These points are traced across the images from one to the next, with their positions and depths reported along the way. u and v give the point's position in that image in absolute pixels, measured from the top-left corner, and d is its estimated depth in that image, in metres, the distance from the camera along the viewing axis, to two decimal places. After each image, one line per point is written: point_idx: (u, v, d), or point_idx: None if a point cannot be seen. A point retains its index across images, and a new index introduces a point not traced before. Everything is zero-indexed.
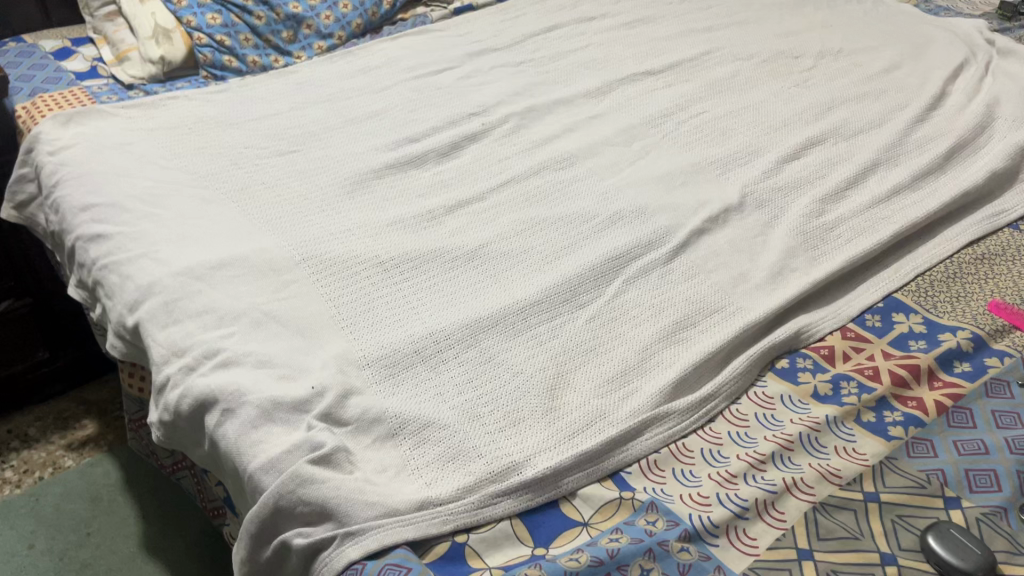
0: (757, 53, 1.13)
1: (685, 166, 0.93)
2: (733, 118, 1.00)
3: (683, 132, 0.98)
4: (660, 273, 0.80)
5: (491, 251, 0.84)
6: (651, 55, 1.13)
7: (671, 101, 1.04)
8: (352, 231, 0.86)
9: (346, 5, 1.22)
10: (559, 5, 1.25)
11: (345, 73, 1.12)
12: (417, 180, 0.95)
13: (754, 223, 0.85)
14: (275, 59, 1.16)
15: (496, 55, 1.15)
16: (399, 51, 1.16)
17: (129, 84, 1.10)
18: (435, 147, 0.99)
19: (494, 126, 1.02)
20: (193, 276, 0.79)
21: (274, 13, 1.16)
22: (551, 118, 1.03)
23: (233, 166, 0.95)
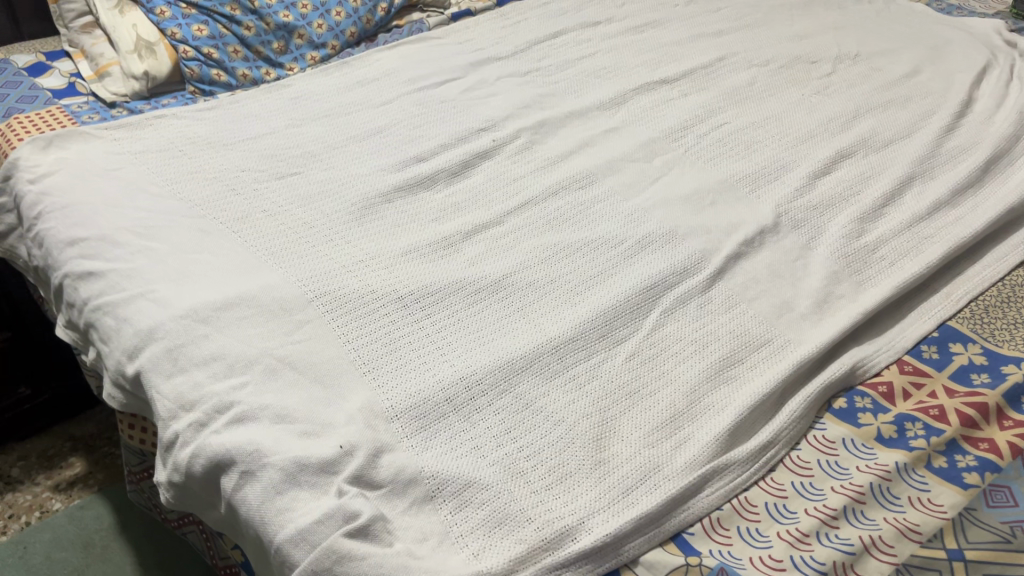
0: (773, 58, 1.08)
1: (712, 183, 0.88)
2: (756, 130, 0.96)
3: (706, 146, 0.93)
4: (698, 303, 0.75)
5: (516, 281, 0.78)
6: (663, 63, 1.08)
7: (690, 112, 0.99)
8: (365, 262, 0.81)
9: (340, 12, 1.15)
10: (561, 9, 1.20)
11: (342, 87, 1.06)
12: (428, 203, 0.90)
13: (792, 246, 0.80)
14: (266, 72, 1.10)
15: (501, 64, 1.09)
16: (397, 61, 1.10)
17: (111, 101, 1.03)
18: (445, 166, 0.93)
19: (505, 142, 0.96)
20: (198, 320, 0.73)
21: (264, 23, 1.10)
22: (565, 133, 0.98)
23: (230, 192, 0.89)
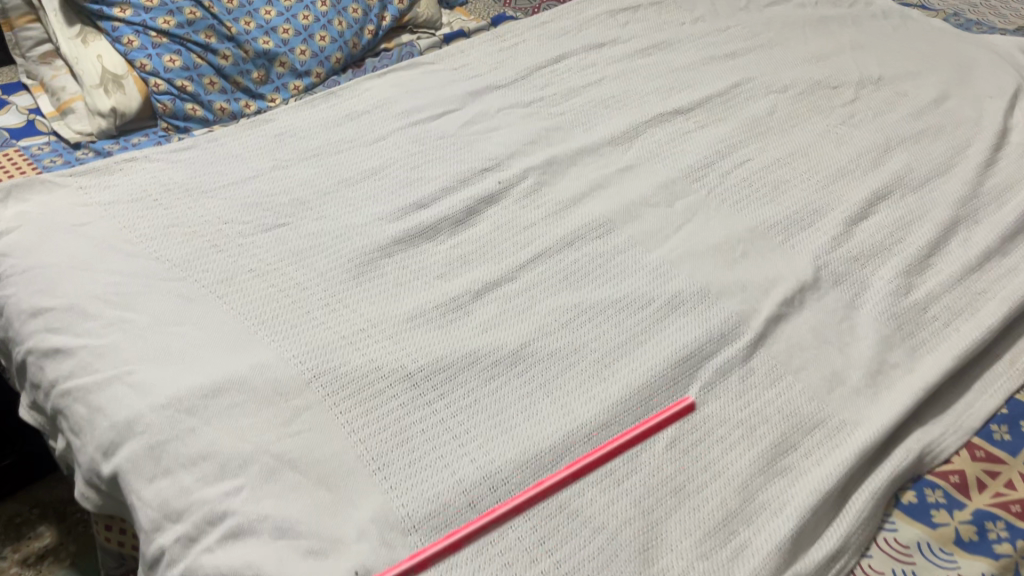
0: (792, 84, 1.01)
1: (742, 231, 0.81)
2: (782, 168, 0.89)
3: (731, 188, 0.86)
4: (740, 375, 0.68)
5: (537, 351, 0.71)
6: (675, 90, 1.01)
7: (710, 147, 0.92)
8: (366, 330, 0.73)
9: (324, 36, 1.06)
10: (560, 30, 1.12)
11: (330, 122, 0.98)
12: (431, 256, 0.82)
13: (836, 304, 0.73)
14: (246, 104, 1.01)
15: (501, 94, 1.01)
16: (388, 91, 1.02)
17: (75, 141, 0.94)
18: (448, 213, 0.85)
19: (511, 185, 0.89)
20: (183, 410, 0.64)
21: (242, 51, 1.01)
22: (575, 172, 0.90)
23: (213, 249, 0.81)
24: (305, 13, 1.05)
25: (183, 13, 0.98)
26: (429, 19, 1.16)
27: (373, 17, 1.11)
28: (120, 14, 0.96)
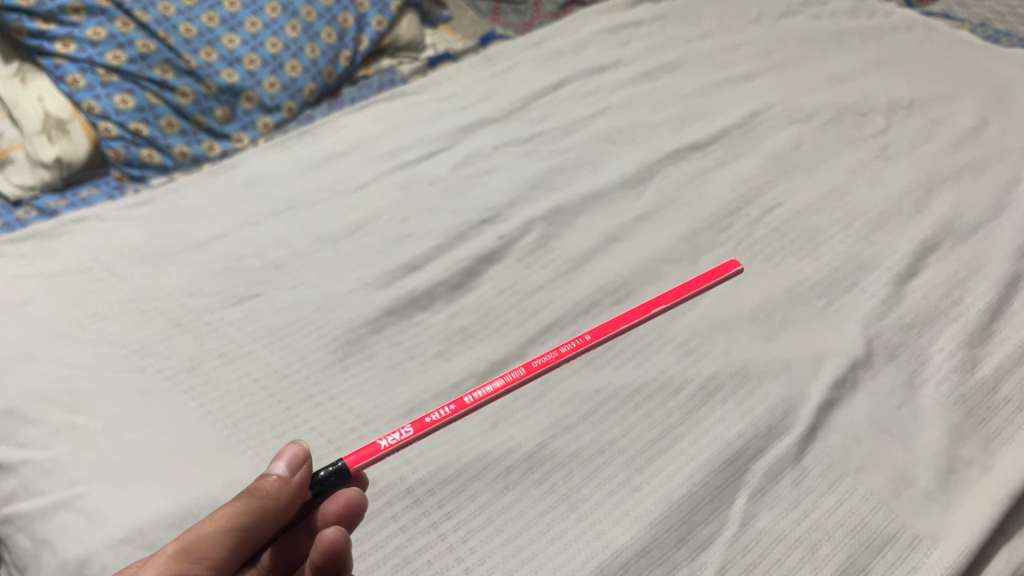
0: (816, 111, 0.92)
1: (778, 293, 0.72)
2: (815, 214, 0.80)
3: (761, 239, 0.77)
4: (792, 477, 0.59)
5: (556, 452, 0.61)
6: (688, 120, 0.92)
7: (732, 190, 0.82)
8: (356, 431, 0.63)
9: (295, 66, 0.95)
10: (556, 51, 1.02)
11: (304, 166, 0.87)
12: (428, 330, 0.72)
13: (894, 384, 0.64)
14: (209, 146, 0.90)
15: (496, 129, 0.91)
16: (369, 127, 0.92)
17: (15, 199, 0.83)
18: (444, 276, 0.75)
19: (514, 239, 0.79)
20: (145, 544, 0.55)
21: (203, 86, 0.90)
22: (585, 222, 0.81)
23: (177, 328, 0.70)
24: (273, 40, 0.94)
25: (135, 46, 0.87)
26: (411, 41, 1.05)
27: (349, 41, 0.99)
28: (62, 50, 0.85)
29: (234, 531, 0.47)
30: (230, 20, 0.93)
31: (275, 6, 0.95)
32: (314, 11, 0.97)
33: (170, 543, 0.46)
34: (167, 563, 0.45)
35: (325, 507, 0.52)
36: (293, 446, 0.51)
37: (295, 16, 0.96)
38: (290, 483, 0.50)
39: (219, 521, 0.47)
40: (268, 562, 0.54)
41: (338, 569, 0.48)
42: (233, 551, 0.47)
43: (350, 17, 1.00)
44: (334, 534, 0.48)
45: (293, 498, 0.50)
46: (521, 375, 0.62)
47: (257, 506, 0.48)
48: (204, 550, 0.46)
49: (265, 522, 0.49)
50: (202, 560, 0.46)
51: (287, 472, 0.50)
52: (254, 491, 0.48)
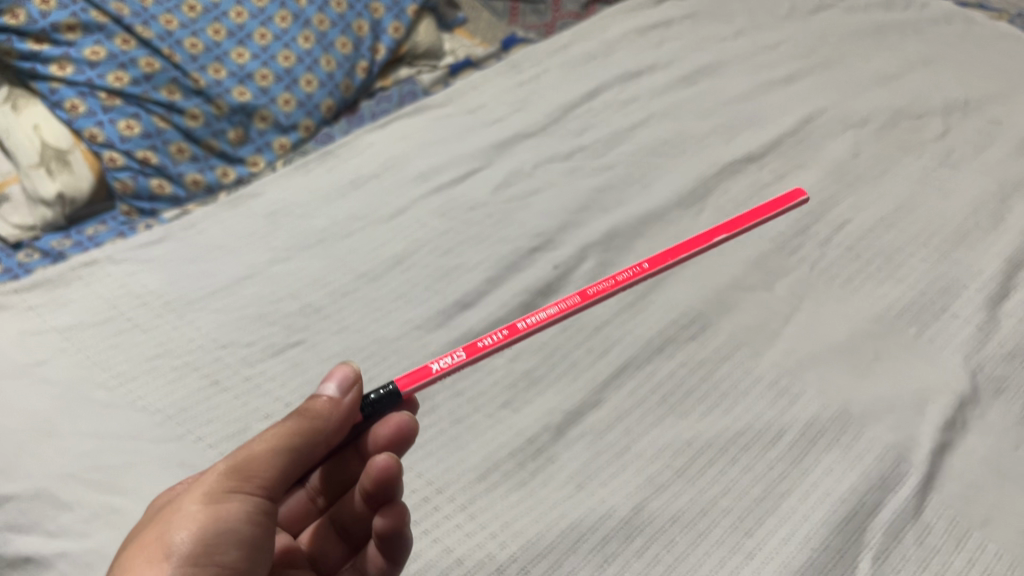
0: (870, 115, 0.87)
1: (865, 323, 0.67)
2: (888, 231, 0.75)
3: (835, 261, 0.72)
4: (916, 534, 0.54)
5: (655, 516, 0.56)
6: (737, 129, 0.86)
7: (797, 207, 0.77)
8: (430, 500, 0.57)
9: (311, 80, 0.88)
10: (585, 56, 0.96)
11: (331, 192, 0.80)
12: (491, 375, 0.66)
13: (1006, 423, 0.60)
14: (223, 172, 0.83)
15: (534, 144, 0.85)
16: (397, 147, 0.85)
17: (15, 240, 0.75)
18: (501, 314, 0.69)
19: (571, 269, 0.73)
20: None
21: (213, 106, 0.82)
22: (643, 247, 0.75)
23: (215, 386, 0.64)
24: (285, 52, 0.87)
25: (138, 65, 0.79)
26: (431, 48, 0.97)
27: (366, 50, 0.92)
28: (58, 72, 0.77)
29: (285, 453, 0.47)
30: (238, 32, 0.85)
31: (285, 14, 0.87)
32: (327, 20, 0.90)
33: (223, 460, 0.47)
34: (218, 484, 0.45)
35: (375, 431, 0.54)
36: (343, 366, 0.51)
37: (307, 25, 0.88)
38: (341, 405, 0.50)
39: (269, 442, 0.47)
40: (317, 484, 0.60)
41: (388, 495, 0.51)
42: (285, 471, 0.48)
43: (365, 25, 0.92)
44: (386, 460, 0.50)
45: (345, 419, 0.50)
46: (572, 304, 0.57)
47: (308, 428, 0.48)
48: (254, 472, 0.46)
49: (315, 444, 0.49)
50: (252, 482, 0.46)
51: (337, 393, 0.50)
52: (304, 411, 0.49)
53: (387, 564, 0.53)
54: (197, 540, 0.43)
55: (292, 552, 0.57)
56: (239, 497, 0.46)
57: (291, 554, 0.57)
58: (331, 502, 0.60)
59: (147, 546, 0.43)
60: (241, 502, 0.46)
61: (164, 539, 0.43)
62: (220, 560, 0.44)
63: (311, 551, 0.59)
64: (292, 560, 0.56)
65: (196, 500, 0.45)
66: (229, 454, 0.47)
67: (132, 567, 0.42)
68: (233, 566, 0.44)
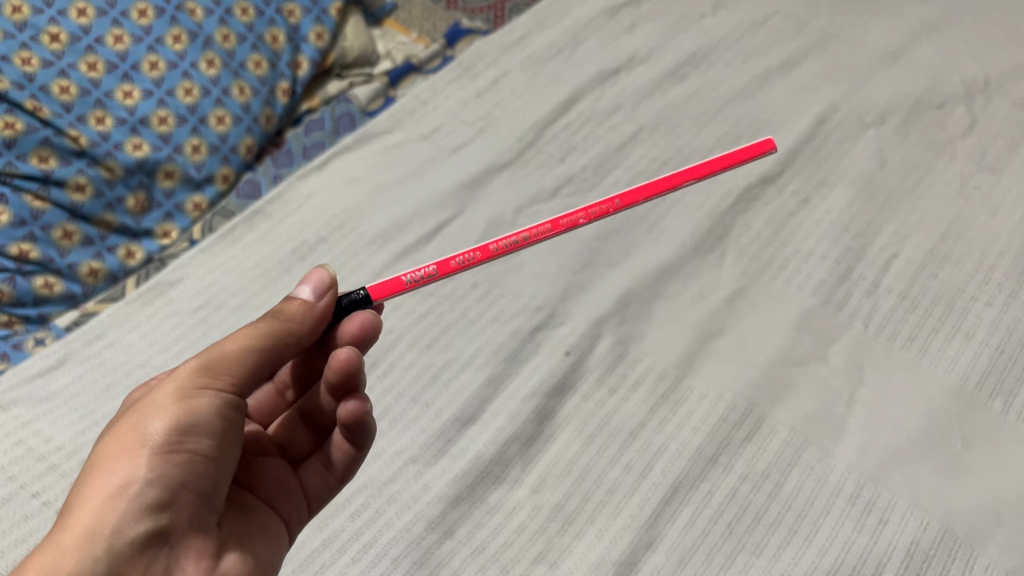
0: (887, 109, 0.76)
1: (943, 398, 0.57)
2: (942, 266, 0.64)
3: (891, 314, 0.61)
4: None
5: None
6: (742, 139, 0.74)
7: (833, 243, 0.66)
8: None
9: (223, 117, 0.70)
10: (549, 49, 0.80)
11: (270, 269, 0.65)
12: (513, 515, 0.53)
13: None
14: (127, 252, 0.66)
15: (509, 178, 0.71)
16: (343, 194, 0.69)
17: None
18: (513, 430, 0.56)
19: (586, 354, 0.60)
20: None
21: (103, 168, 0.64)
22: (664, 312, 0.63)
23: None
24: (186, 85, 0.68)
25: None
26: (362, 54, 0.80)
27: (285, 67, 0.75)
28: None
29: (257, 353, 0.43)
30: (121, 64, 0.65)
31: (178, 33, 0.68)
32: (233, 34, 0.71)
33: (192, 360, 0.42)
34: (189, 379, 0.41)
35: (342, 328, 0.48)
36: (319, 271, 0.47)
37: (209, 45, 0.69)
38: (315, 310, 0.45)
39: (241, 341, 0.42)
40: (287, 376, 0.54)
41: (352, 387, 0.47)
42: (256, 373, 0.43)
43: (280, 34, 0.74)
44: (347, 353, 0.46)
45: (318, 325, 0.46)
46: (542, 233, 0.50)
47: (279, 331, 0.44)
48: (226, 369, 0.42)
49: (287, 348, 0.44)
50: (224, 379, 0.42)
51: (312, 297, 0.46)
52: (276, 314, 0.44)
53: (353, 452, 0.51)
54: (172, 433, 0.39)
55: (258, 441, 0.50)
56: (212, 394, 0.41)
57: (259, 442, 0.51)
58: (302, 394, 0.54)
59: (119, 438, 0.39)
60: (214, 397, 0.41)
61: (137, 431, 0.39)
62: (195, 448, 0.40)
63: (277, 440, 0.52)
64: (260, 450, 0.50)
65: (168, 393, 0.40)
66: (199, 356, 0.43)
67: (105, 457, 0.38)
68: (208, 457, 0.40)
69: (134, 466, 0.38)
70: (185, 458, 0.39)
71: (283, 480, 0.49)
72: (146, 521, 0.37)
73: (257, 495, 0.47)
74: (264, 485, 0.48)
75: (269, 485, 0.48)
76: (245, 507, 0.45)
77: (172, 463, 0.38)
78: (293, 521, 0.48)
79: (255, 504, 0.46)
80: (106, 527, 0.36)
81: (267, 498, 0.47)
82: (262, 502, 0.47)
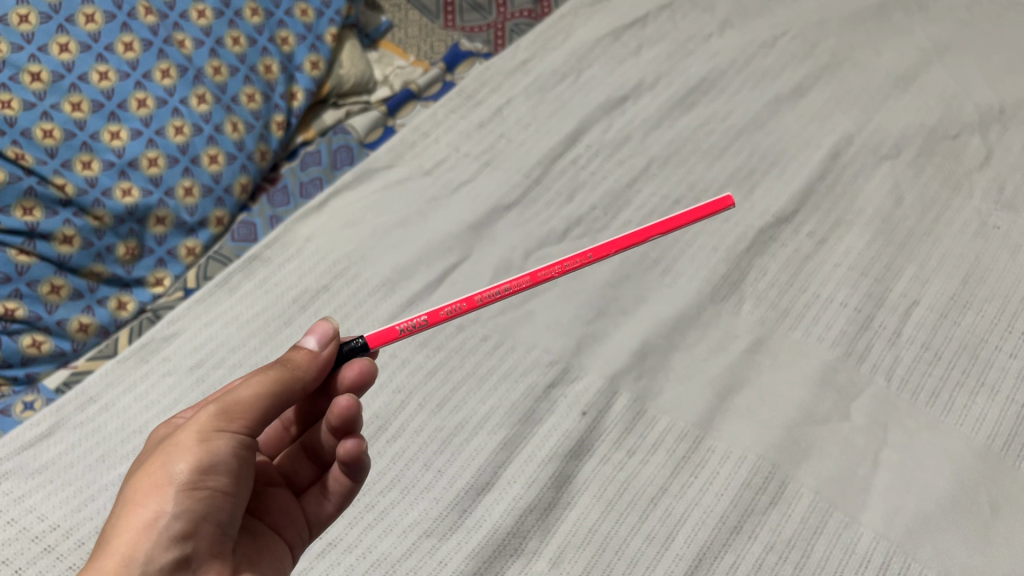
0: (903, 140, 0.74)
1: (970, 459, 0.55)
2: (964, 313, 0.63)
3: (913, 367, 0.60)
4: None
5: None
6: (756, 174, 0.71)
7: (853, 289, 0.64)
8: None
9: (216, 157, 0.66)
10: (553, 75, 0.77)
11: (270, 320, 0.62)
12: None
13: None
14: (118, 303, 0.63)
15: (517, 219, 0.68)
16: (344, 237, 0.66)
17: None
18: (531, 500, 0.54)
19: (602, 414, 0.58)
20: None
21: (91, 217, 0.60)
22: (681, 365, 0.61)
23: None
24: (177, 122, 0.64)
25: None
26: (358, 82, 0.78)
27: (279, 99, 0.72)
28: None
29: (272, 395, 0.40)
30: (107, 102, 0.61)
31: (167, 67, 0.64)
32: (224, 66, 0.67)
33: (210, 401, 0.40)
34: (208, 420, 0.39)
35: (341, 372, 0.47)
36: (322, 323, 0.44)
37: (200, 79, 0.66)
38: (320, 360, 0.43)
39: (256, 385, 0.40)
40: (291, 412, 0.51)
41: (351, 429, 0.46)
42: (273, 414, 0.41)
43: (274, 64, 0.71)
44: (347, 402, 0.45)
45: (322, 374, 0.43)
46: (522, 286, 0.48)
47: (287, 378, 0.41)
48: (243, 411, 0.40)
49: (293, 396, 0.42)
50: (242, 421, 0.40)
51: (317, 347, 0.43)
52: (286, 362, 0.42)
53: (351, 484, 0.49)
54: (195, 471, 0.37)
55: (265, 471, 0.49)
56: (230, 434, 0.39)
57: (266, 472, 0.49)
58: (306, 428, 0.52)
59: (145, 476, 0.38)
60: (233, 437, 0.39)
61: (162, 469, 0.37)
62: (216, 486, 0.38)
63: (282, 469, 0.51)
64: (266, 479, 0.48)
65: (190, 433, 0.39)
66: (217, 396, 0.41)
67: (131, 495, 0.37)
68: (229, 493, 0.39)
69: (161, 501, 0.36)
70: (207, 495, 0.38)
71: (286, 507, 0.48)
72: (173, 550, 0.36)
73: (263, 521, 0.46)
74: (269, 511, 0.47)
75: (275, 511, 0.47)
76: (252, 532, 0.44)
77: (196, 499, 0.37)
78: (296, 546, 0.47)
79: (262, 528, 0.45)
80: (139, 556, 0.35)
81: (274, 524, 0.46)
82: (269, 528, 0.46)
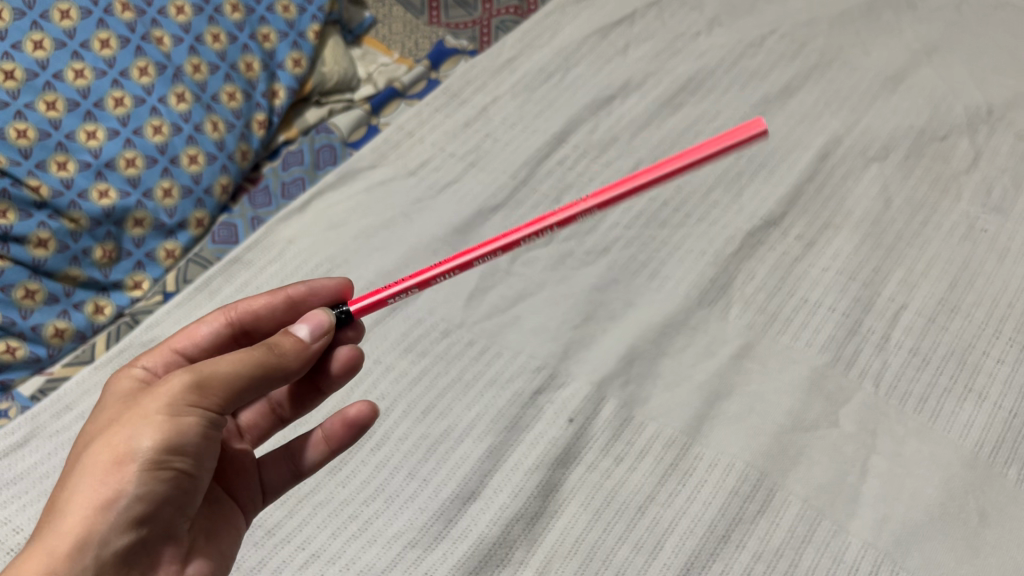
0: (891, 142, 0.73)
1: (959, 467, 0.55)
2: (952, 317, 0.62)
3: (902, 372, 0.59)
4: None
5: None
6: (744, 176, 0.71)
7: (841, 293, 0.64)
8: None
9: (195, 158, 0.65)
10: (539, 74, 0.76)
11: None
12: None
13: None
14: (95, 307, 0.62)
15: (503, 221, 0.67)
16: (326, 239, 0.65)
17: None
18: (517, 510, 0.53)
19: (589, 421, 0.57)
20: None
21: (67, 220, 0.59)
22: (669, 371, 0.60)
23: None
24: (155, 122, 0.62)
25: None
26: (340, 80, 0.77)
27: (260, 99, 0.70)
28: None
29: (252, 375, 0.38)
30: (83, 101, 0.59)
31: (145, 65, 0.62)
32: (204, 64, 0.66)
33: (183, 369, 0.38)
34: (180, 393, 0.37)
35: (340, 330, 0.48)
36: (319, 313, 0.43)
37: (179, 78, 0.64)
38: (310, 351, 0.42)
39: (237, 361, 0.38)
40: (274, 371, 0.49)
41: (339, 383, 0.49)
42: (249, 392, 0.39)
43: (255, 62, 0.70)
44: (352, 356, 0.48)
45: (308, 365, 0.42)
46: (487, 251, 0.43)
47: (272, 364, 0.39)
48: (219, 388, 0.37)
49: (274, 383, 0.40)
50: (215, 398, 0.37)
51: (308, 338, 0.42)
52: (271, 347, 0.40)
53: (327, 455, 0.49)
54: (161, 450, 0.36)
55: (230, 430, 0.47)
56: (202, 410, 0.37)
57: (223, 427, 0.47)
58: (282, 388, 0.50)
59: (107, 446, 0.36)
60: (203, 415, 0.37)
61: (126, 442, 0.35)
62: (181, 466, 0.37)
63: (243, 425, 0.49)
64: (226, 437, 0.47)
65: (157, 405, 0.36)
66: (191, 364, 0.38)
67: (91, 466, 0.35)
68: (190, 471, 0.37)
69: (123, 479, 0.35)
70: (171, 475, 0.36)
71: (244, 469, 0.47)
72: (129, 533, 0.35)
73: (219, 484, 0.45)
74: (226, 477, 0.46)
75: (232, 478, 0.46)
76: (209, 498, 0.44)
77: (158, 480, 0.36)
78: (249, 510, 0.47)
79: (219, 494, 0.45)
80: (95, 537, 0.34)
81: (230, 488, 0.46)
82: (226, 493, 0.45)
